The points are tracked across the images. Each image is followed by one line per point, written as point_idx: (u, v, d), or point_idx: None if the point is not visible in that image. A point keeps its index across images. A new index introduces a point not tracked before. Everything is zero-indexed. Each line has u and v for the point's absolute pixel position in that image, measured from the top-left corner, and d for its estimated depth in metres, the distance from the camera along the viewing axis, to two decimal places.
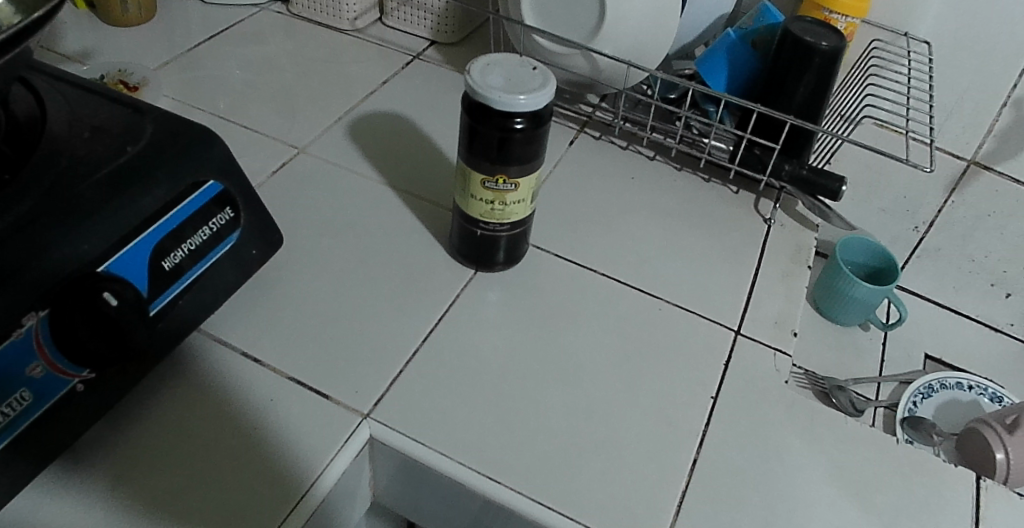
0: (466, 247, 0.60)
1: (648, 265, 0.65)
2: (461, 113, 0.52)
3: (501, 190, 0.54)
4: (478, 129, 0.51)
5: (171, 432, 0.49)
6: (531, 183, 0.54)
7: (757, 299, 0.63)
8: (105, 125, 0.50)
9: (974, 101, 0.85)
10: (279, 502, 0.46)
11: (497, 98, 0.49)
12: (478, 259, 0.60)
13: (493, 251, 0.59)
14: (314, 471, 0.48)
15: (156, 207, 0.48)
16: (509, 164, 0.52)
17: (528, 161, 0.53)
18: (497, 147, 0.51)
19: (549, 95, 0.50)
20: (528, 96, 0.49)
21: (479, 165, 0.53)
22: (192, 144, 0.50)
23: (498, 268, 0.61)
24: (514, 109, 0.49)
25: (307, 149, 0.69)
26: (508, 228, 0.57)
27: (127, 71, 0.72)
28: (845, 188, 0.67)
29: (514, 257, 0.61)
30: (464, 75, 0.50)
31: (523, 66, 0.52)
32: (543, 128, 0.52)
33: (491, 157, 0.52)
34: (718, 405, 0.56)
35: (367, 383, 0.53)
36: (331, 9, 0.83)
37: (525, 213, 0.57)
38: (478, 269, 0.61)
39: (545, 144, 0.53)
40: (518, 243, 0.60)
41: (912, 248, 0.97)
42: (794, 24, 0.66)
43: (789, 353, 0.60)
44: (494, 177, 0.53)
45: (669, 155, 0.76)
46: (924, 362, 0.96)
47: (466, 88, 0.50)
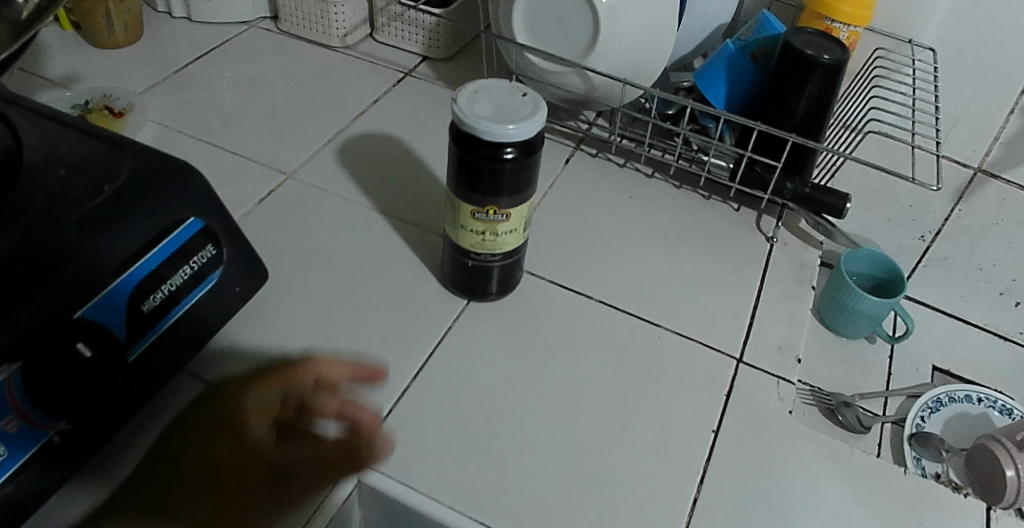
0: (458, 277, 0.58)
1: (645, 289, 0.63)
2: (449, 142, 0.50)
3: (492, 221, 0.52)
4: (467, 159, 0.49)
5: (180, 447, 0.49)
6: (522, 213, 0.53)
7: (760, 324, 0.62)
8: (82, 163, 0.49)
9: (981, 107, 0.83)
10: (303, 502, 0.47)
11: (486, 128, 0.47)
12: (471, 288, 0.59)
13: (486, 281, 0.58)
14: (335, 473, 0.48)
15: (134, 249, 0.46)
16: (501, 195, 0.51)
17: (519, 191, 0.51)
18: (487, 177, 0.50)
19: (540, 123, 0.48)
20: (518, 125, 0.47)
21: (468, 197, 0.51)
22: (170, 182, 0.49)
23: (492, 296, 0.60)
24: (504, 140, 0.47)
25: (295, 175, 0.67)
26: (502, 257, 0.55)
27: (112, 96, 0.71)
28: (849, 205, 0.65)
29: (508, 287, 0.59)
30: (451, 104, 0.49)
31: (513, 92, 0.50)
32: (534, 156, 0.50)
33: (481, 188, 0.50)
34: (719, 439, 0.54)
35: (356, 423, 0.51)
36: (320, 25, 0.81)
37: (519, 242, 0.55)
38: (470, 299, 0.60)
39: (537, 173, 0.51)
40: (511, 273, 0.58)
41: (918, 257, 0.94)
42: (795, 38, 0.64)
43: (792, 381, 0.58)
44: (484, 208, 0.52)
45: (668, 173, 0.74)
46: (932, 374, 0.94)
47: (454, 117, 0.48)
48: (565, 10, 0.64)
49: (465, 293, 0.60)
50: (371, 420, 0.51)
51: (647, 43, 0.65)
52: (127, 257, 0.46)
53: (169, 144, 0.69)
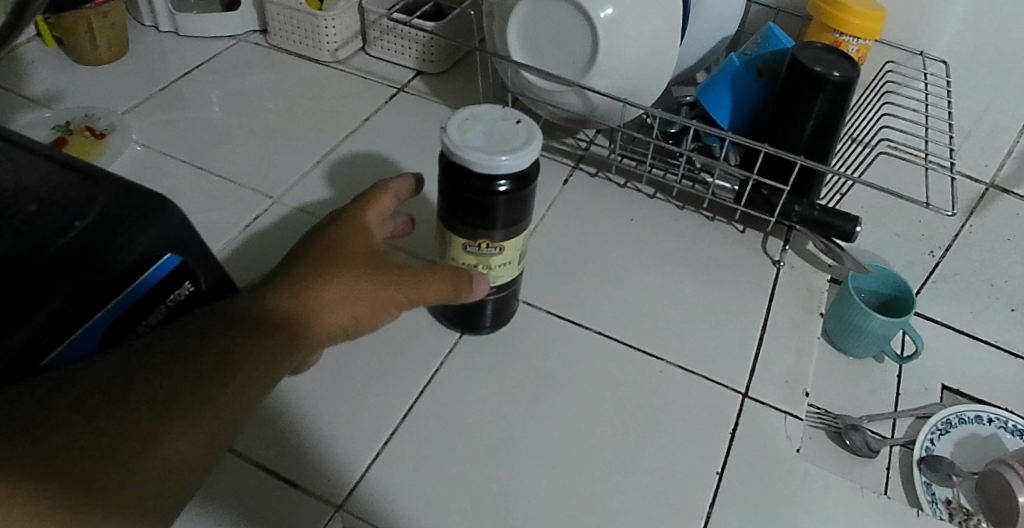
0: (452, 308, 0.56)
1: (646, 319, 0.61)
2: (439, 171, 0.48)
3: (485, 253, 0.50)
4: (458, 191, 0.47)
5: (157, 390, 0.34)
6: (517, 245, 0.51)
7: (766, 356, 0.59)
8: (55, 198, 0.46)
9: (995, 120, 0.79)
10: (319, 503, 0.48)
11: (478, 160, 0.44)
12: (465, 320, 0.57)
13: (480, 313, 0.56)
14: (350, 476, 0.49)
15: (105, 288, 0.44)
16: (494, 228, 0.48)
17: (514, 224, 0.49)
18: (479, 209, 0.47)
19: (534, 154, 0.46)
20: (510, 157, 0.44)
21: (459, 230, 0.49)
22: (143, 216, 0.46)
23: (487, 328, 0.58)
24: (497, 171, 0.45)
25: (282, 199, 0.65)
26: (497, 289, 0.54)
27: (94, 116, 0.70)
28: (859, 228, 0.63)
29: (502, 319, 0.58)
30: (440, 133, 0.46)
31: (505, 118, 0.47)
32: (530, 187, 0.48)
33: (473, 221, 0.48)
34: (724, 481, 0.52)
35: (343, 468, 0.49)
36: (310, 40, 0.78)
37: (514, 273, 0.53)
38: (463, 332, 0.58)
39: (532, 204, 0.49)
40: (505, 304, 0.56)
41: (928, 273, 0.90)
42: (802, 54, 0.61)
43: (801, 416, 0.56)
44: (476, 241, 0.49)
45: (671, 194, 0.71)
46: (941, 393, 0.90)
47: (443, 147, 0.46)
48: (563, 27, 0.62)
49: (458, 323, 0.58)
50: (357, 465, 0.50)
51: (648, 61, 0.62)
52: (97, 297, 0.44)
53: (153, 167, 0.67)
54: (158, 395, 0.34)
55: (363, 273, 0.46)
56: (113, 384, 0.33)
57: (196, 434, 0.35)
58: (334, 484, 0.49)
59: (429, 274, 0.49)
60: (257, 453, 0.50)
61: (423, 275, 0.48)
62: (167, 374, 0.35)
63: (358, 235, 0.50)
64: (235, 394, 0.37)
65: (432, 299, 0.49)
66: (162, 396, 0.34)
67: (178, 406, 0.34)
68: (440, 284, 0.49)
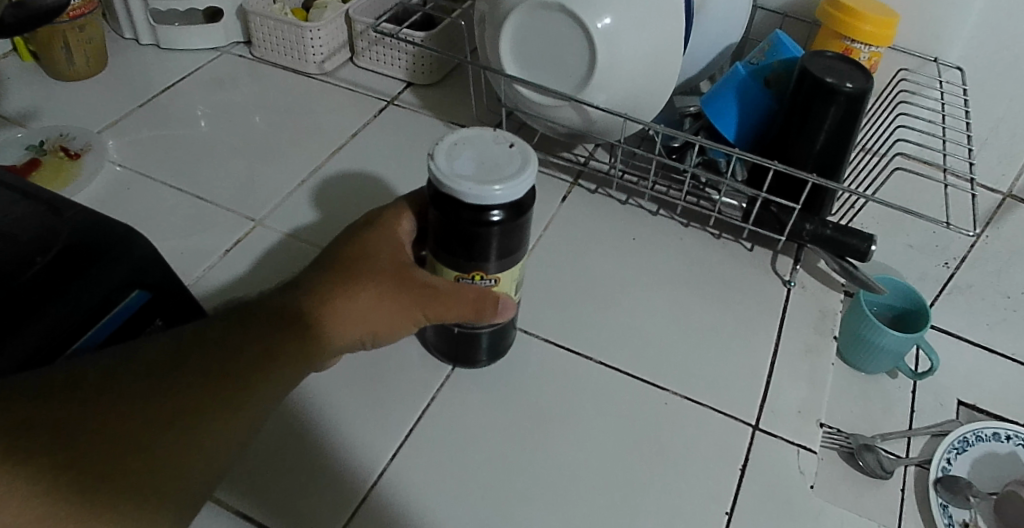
0: (445, 340, 0.53)
1: (649, 347, 0.57)
2: (427, 200, 0.45)
3: (479, 286, 0.47)
4: (448, 222, 0.43)
5: (164, 392, 0.34)
6: (513, 275, 0.47)
7: (777, 385, 0.56)
8: (14, 230, 0.44)
9: (1013, 128, 0.76)
10: (336, 509, 0.47)
11: (468, 190, 0.41)
12: (459, 353, 0.54)
13: (474, 347, 0.53)
14: (367, 482, 0.48)
15: (78, 321, 0.42)
16: (488, 259, 0.45)
17: (509, 255, 0.45)
18: (472, 241, 0.44)
19: (529, 182, 0.42)
20: (504, 187, 0.41)
21: (451, 262, 0.46)
22: (108, 250, 0.44)
23: (483, 361, 0.55)
24: (489, 202, 0.42)
25: (265, 222, 0.62)
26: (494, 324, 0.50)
27: (69, 136, 0.67)
28: (874, 247, 0.59)
29: (498, 351, 0.54)
30: (428, 160, 0.43)
31: (498, 143, 0.44)
32: (526, 215, 0.44)
33: (465, 254, 0.45)
34: (734, 522, 0.48)
35: (328, 511, 0.47)
36: (295, 51, 0.75)
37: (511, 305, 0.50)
38: (456, 366, 0.55)
39: (529, 232, 0.45)
40: (501, 337, 0.53)
41: (941, 286, 0.86)
42: (812, 64, 0.58)
43: (815, 449, 0.53)
44: (468, 273, 0.46)
45: (675, 210, 0.68)
46: (957, 409, 0.86)
47: (431, 175, 0.43)
48: (558, 38, 0.58)
49: (450, 356, 0.54)
50: (348, 504, 0.47)
51: (648, 74, 0.59)
52: (69, 330, 0.42)
53: (130, 188, 0.64)
54: (165, 396, 0.34)
55: (382, 289, 0.45)
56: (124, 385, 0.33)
57: (197, 440, 0.35)
58: None
59: (454, 293, 0.46)
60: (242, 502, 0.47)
61: (449, 291, 0.46)
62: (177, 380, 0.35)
63: (388, 244, 0.48)
64: (237, 398, 0.37)
65: (455, 317, 0.47)
66: (168, 395, 0.34)
67: (185, 407, 0.35)
68: (465, 305, 0.46)
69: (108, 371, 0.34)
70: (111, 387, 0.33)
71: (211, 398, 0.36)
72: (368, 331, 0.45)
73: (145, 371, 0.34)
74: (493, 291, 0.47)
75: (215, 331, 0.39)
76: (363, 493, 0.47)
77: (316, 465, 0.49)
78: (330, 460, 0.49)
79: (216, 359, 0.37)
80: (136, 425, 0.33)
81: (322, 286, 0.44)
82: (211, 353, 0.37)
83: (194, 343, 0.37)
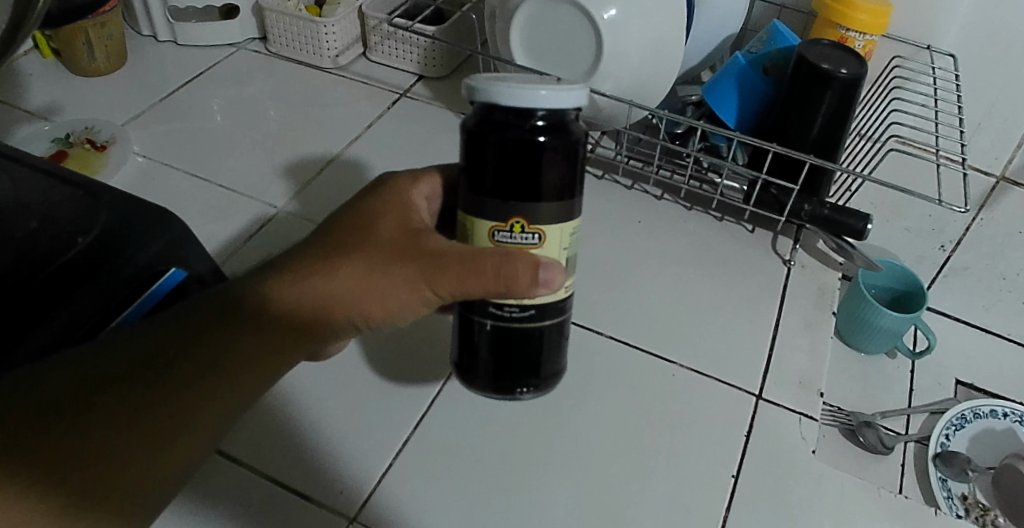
0: (477, 352, 0.43)
1: (657, 323, 0.60)
2: (460, 141, 0.40)
3: (517, 244, 0.40)
4: (486, 150, 0.39)
5: (148, 410, 0.37)
6: (559, 237, 0.40)
7: (779, 357, 0.58)
8: (55, 213, 0.46)
9: (1005, 113, 0.78)
10: (346, 490, 0.49)
11: (511, 89, 0.37)
12: (493, 373, 0.43)
13: (516, 356, 0.43)
14: (381, 467, 0.50)
15: (120, 296, 0.44)
16: (536, 195, 0.39)
17: (562, 192, 0.39)
18: (514, 167, 0.38)
19: (577, 95, 0.39)
20: (551, 90, 0.37)
21: (489, 203, 0.39)
22: (147, 231, 0.46)
23: (522, 392, 0.44)
24: (534, 109, 0.37)
25: (286, 208, 0.65)
26: (540, 320, 0.42)
27: (94, 129, 0.70)
28: (871, 227, 0.62)
29: (547, 373, 0.44)
30: (465, 82, 0.39)
31: (542, 79, 0.41)
32: (575, 151, 0.39)
33: (507, 188, 0.39)
34: (739, 484, 0.51)
35: (341, 487, 0.49)
36: (311, 46, 0.78)
37: (559, 296, 0.42)
38: (492, 392, 0.44)
39: (578, 175, 0.40)
40: (551, 348, 0.44)
41: (939, 268, 0.87)
42: (808, 51, 0.60)
43: (816, 417, 0.55)
44: (507, 224, 0.40)
45: (679, 195, 0.71)
46: (955, 388, 0.88)
47: (468, 96, 0.39)
48: (566, 29, 0.61)
49: (480, 379, 0.44)
50: (364, 483, 0.50)
51: (652, 63, 0.62)
52: (108, 308, 0.43)
53: (154, 178, 0.66)
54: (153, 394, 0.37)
55: (376, 267, 0.42)
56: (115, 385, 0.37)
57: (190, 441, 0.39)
58: (339, 504, 0.49)
59: (472, 265, 0.40)
60: (244, 454, 0.51)
61: (454, 268, 0.40)
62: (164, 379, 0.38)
63: (391, 214, 0.46)
64: (224, 393, 0.40)
65: (468, 294, 0.41)
66: (159, 394, 0.37)
67: (175, 403, 0.38)
68: (476, 281, 0.40)
69: (90, 392, 0.36)
70: (94, 412, 0.36)
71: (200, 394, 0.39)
72: (365, 312, 0.43)
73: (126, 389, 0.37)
74: (526, 254, 0.40)
75: (198, 324, 0.40)
76: (374, 483, 0.50)
77: (316, 427, 0.53)
78: (342, 436, 0.52)
79: (196, 364, 0.39)
80: (127, 446, 0.36)
81: (315, 259, 0.43)
82: (194, 358, 0.39)
83: (173, 346, 0.38)
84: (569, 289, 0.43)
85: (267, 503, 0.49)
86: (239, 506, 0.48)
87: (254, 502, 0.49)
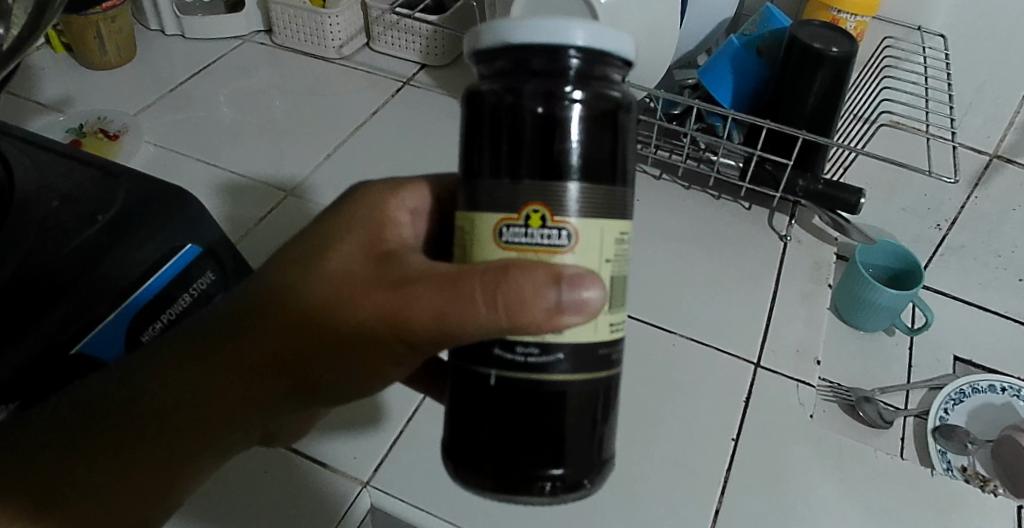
0: (478, 427, 0.33)
1: (658, 297, 0.62)
2: (463, 110, 0.34)
3: (539, 243, 0.31)
4: (493, 113, 0.32)
5: (138, 461, 0.37)
6: (594, 238, 0.32)
7: (777, 326, 0.60)
8: (75, 193, 0.47)
9: (996, 92, 0.79)
10: (358, 462, 0.52)
11: (539, 21, 0.30)
12: (499, 459, 0.32)
13: (530, 427, 0.32)
14: (391, 436, 0.53)
15: (127, 282, 0.44)
16: (558, 171, 0.31)
17: (596, 173, 0.32)
18: (529, 133, 0.31)
19: (620, 41, 0.32)
20: (591, 28, 0.31)
21: (488, 181, 0.32)
22: (167, 208, 0.47)
23: (545, 487, 0.32)
24: (566, 49, 0.31)
25: (296, 192, 0.67)
26: (571, 372, 0.32)
27: (107, 119, 0.72)
28: (863, 200, 0.64)
29: (579, 459, 0.33)
30: (474, 28, 0.33)
31: None
32: (610, 115, 0.32)
33: (523, 161, 0.31)
34: (740, 447, 0.53)
35: (354, 456, 0.52)
36: (316, 37, 0.80)
37: (593, 334, 0.33)
38: (494, 484, 0.32)
39: (615, 146, 0.33)
40: (583, 424, 0.33)
41: (935, 247, 0.89)
42: (801, 31, 0.62)
43: (812, 384, 0.57)
44: (522, 216, 0.31)
45: (676, 173, 0.73)
46: (953, 363, 0.89)
47: (480, 44, 0.32)
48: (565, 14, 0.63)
49: (481, 472, 0.32)
50: (376, 450, 0.52)
51: (648, 45, 0.64)
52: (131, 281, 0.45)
53: (166, 165, 0.68)
54: (134, 438, 0.37)
55: (334, 306, 0.35)
56: (92, 429, 0.37)
57: (194, 474, 0.39)
58: (353, 469, 0.51)
59: (469, 291, 0.31)
60: None
61: (433, 300, 0.33)
62: (138, 423, 0.37)
63: (356, 233, 0.38)
64: (209, 432, 0.38)
65: (461, 328, 0.32)
66: (138, 438, 0.37)
67: (155, 443, 0.37)
68: (467, 311, 0.32)
69: (69, 451, 0.36)
70: (83, 468, 0.37)
71: (179, 433, 0.38)
72: (341, 354, 0.36)
73: (103, 448, 0.37)
74: (544, 263, 0.31)
75: (171, 360, 0.37)
76: (382, 454, 0.52)
77: None
78: (352, 408, 0.54)
79: (167, 407, 0.37)
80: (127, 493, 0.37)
81: (261, 296, 0.37)
82: (166, 401, 0.37)
83: (139, 393, 0.37)
84: (613, 332, 0.34)
85: (280, 470, 0.51)
86: (254, 476, 0.51)
87: (268, 470, 0.51)
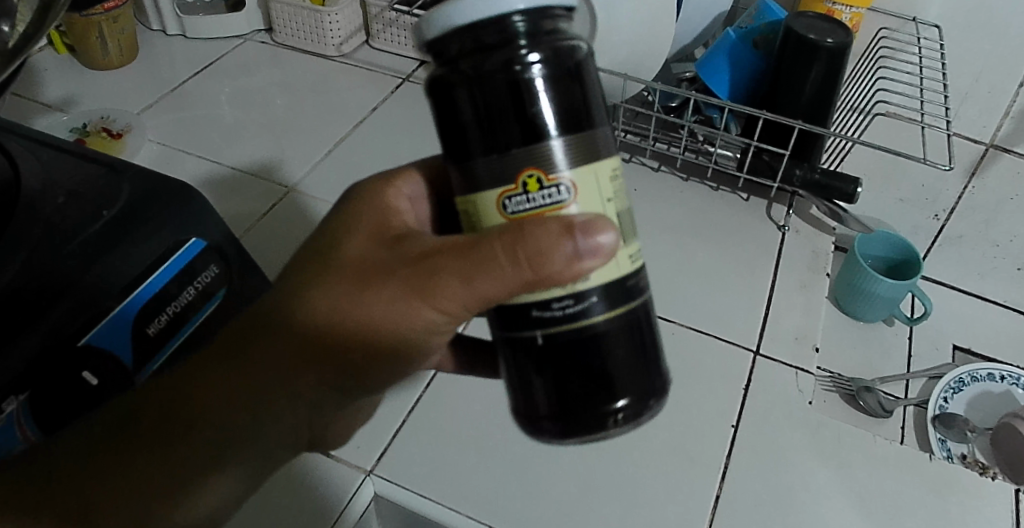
0: (539, 385, 0.34)
1: (658, 288, 0.62)
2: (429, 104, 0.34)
3: (542, 203, 0.32)
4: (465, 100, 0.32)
5: (181, 460, 0.36)
6: (592, 183, 0.32)
7: (775, 314, 0.61)
8: (81, 189, 0.47)
9: (990, 82, 0.80)
10: (365, 450, 0.52)
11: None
12: (567, 410, 0.33)
13: (586, 370, 0.33)
14: (396, 424, 0.54)
15: (133, 277, 0.45)
16: (537, 132, 0.31)
17: (576, 123, 0.32)
18: (500, 104, 0.31)
19: None
20: None
21: (482, 160, 0.32)
22: (170, 203, 0.48)
23: (614, 420, 0.34)
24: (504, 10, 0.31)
25: (297, 188, 0.67)
26: (609, 310, 0.33)
27: (110, 118, 0.72)
28: (859, 189, 0.64)
29: (638, 386, 0.34)
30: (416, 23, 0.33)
31: None
32: (574, 66, 0.33)
33: (505, 133, 0.32)
34: (739, 433, 0.53)
35: (361, 444, 0.53)
36: (316, 35, 0.81)
37: (618, 268, 0.33)
38: (568, 435, 0.33)
39: (589, 91, 0.33)
40: (633, 350, 0.34)
41: (934, 237, 0.88)
42: (796, 23, 0.62)
43: (811, 371, 0.57)
44: (519, 184, 0.32)
45: (675, 165, 0.74)
46: (953, 353, 0.87)
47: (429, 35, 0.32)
48: None
49: (548, 423, 0.34)
50: (382, 440, 0.53)
51: None
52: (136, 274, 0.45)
53: (170, 163, 0.69)
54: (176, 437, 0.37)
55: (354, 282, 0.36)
56: (133, 433, 0.36)
57: (237, 477, 0.38)
58: (360, 457, 0.52)
59: (492, 249, 0.32)
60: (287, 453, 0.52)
61: (456, 271, 0.33)
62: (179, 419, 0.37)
63: (367, 219, 0.39)
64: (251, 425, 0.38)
65: (492, 289, 0.33)
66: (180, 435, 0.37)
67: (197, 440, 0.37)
68: (493, 272, 0.32)
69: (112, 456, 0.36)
70: (127, 472, 0.36)
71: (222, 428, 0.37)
72: (375, 327, 0.36)
73: (134, 456, 0.36)
74: (554, 219, 0.32)
75: (206, 359, 0.38)
76: (387, 443, 0.53)
77: None
78: None
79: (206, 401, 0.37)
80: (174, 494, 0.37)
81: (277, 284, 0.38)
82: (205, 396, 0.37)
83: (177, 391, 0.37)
84: (635, 262, 0.34)
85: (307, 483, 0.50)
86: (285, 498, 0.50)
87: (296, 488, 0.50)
